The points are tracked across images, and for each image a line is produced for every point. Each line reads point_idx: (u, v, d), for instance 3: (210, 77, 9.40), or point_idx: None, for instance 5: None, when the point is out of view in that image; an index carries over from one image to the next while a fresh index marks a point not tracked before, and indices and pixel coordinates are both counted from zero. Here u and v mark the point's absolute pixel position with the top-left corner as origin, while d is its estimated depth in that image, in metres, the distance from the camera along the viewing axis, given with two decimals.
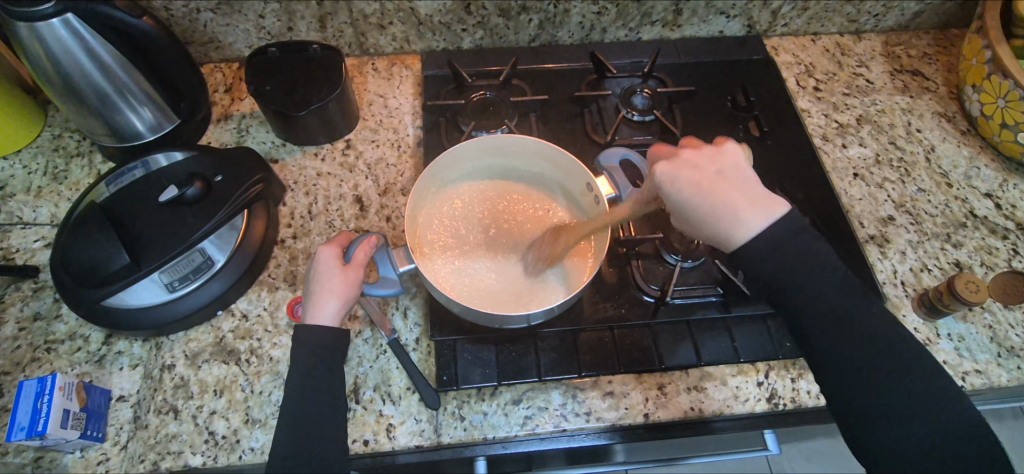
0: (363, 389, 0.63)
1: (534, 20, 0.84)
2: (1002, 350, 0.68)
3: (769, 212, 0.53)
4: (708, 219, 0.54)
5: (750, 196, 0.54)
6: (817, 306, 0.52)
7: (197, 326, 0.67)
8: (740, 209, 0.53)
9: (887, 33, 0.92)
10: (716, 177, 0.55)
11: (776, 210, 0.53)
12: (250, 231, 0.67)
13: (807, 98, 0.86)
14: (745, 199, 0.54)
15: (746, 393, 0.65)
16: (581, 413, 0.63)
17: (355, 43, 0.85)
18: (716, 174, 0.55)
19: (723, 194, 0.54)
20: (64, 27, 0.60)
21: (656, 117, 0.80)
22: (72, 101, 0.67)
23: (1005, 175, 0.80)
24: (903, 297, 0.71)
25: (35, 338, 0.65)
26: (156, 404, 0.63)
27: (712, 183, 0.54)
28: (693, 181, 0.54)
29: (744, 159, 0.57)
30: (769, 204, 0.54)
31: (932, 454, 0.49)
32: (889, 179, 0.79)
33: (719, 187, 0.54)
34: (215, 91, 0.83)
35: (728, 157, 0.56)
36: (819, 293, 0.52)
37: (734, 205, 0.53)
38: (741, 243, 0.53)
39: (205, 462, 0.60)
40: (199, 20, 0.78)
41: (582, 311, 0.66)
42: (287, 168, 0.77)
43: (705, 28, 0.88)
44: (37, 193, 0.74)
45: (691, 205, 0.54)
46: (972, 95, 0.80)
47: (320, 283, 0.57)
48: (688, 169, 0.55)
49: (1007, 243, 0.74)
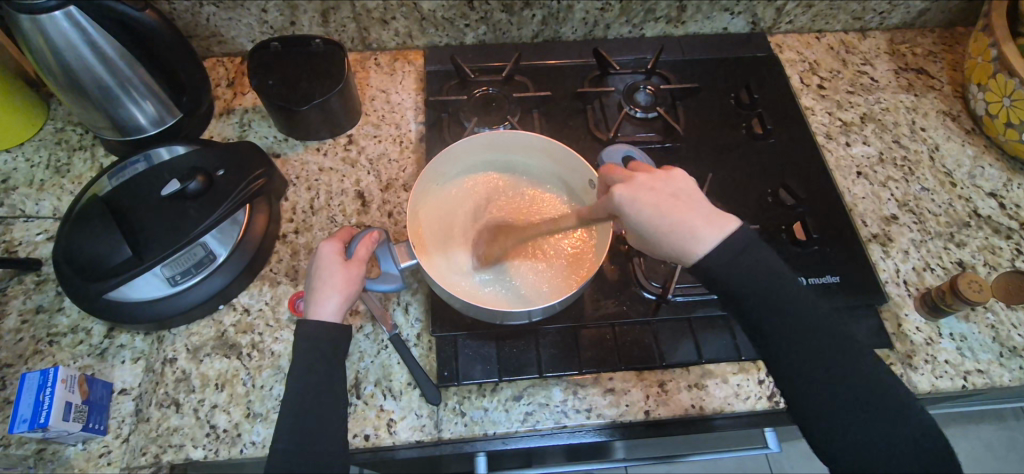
0: (364, 384, 0.63)
1: (538, 15, 0.84)
2: (1004, 350, 0.68)
3: (722, 227, 0.53)
4: (667, 239, 0.54)
5: (702, 213, 0.54)
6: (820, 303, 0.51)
7: (199, 320, 0.67)
8: (697, 229, 0.53)
9: (892, 31, 0.92)
10: (670, 197, 0.55)
11: (726, 226, 0.53)
12: (252, 225, 0.68)
13: (811, 96, 0.85)
14: (700, 219, 0.53)
15: (747, 391, 0.65)
16: (582, 410, 0.63)
17: (358, 38, 0.84)
18: (669, 193, 0.55)
19: (672, 217, 0.53)
20: (66, 19, 0.60)
21: (659, 115, 0.79)
22: (73, 94, 0.67)
23: (1009, 174, 0.79)
24: (905, 296, 0.71)
25: (38, 330, 0.66)
26: (157, 397, 0.63)
27: (667, 204, 0.54)
28: (652, 203, 0.54)
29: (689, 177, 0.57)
30: (721, 219, 0.54)
31: (932, 454, 0.48)
32: (893, 178, 0.79)
33: (669, 207, 0.54)
34: (218, 85, 0.83)
35: (680, 179, 0.56)
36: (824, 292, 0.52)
37: (689, 226, 0.53)
38: (697, 260, 0.53)
39: (206, 455, 0.60)
40: (201, 13, 0.77)
41: (583, 308, 0.66)
42: (289, 163, 0.77)
43: (709, 24, 0.88)
44: (39, 186, 0.74)
45: (650, 226, 0.54)
46: (977, 94, 0.79)
47: (322, 278, 0.57)
48: (643, 190, 0.55)
49: (1010, 243, 0.74)
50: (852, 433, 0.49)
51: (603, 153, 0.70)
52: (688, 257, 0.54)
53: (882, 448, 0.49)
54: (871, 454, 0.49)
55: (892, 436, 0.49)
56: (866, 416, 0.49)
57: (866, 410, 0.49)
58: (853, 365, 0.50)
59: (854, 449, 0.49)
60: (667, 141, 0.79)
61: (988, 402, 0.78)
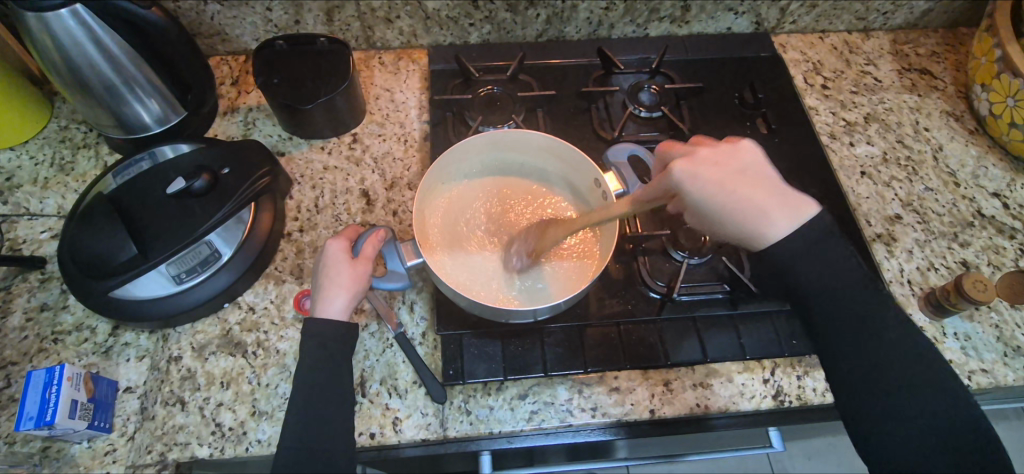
0: (369, 383, 0.63)
1: (543, 15, 0.84)
2: (1008, 349, 0.68)
3: (799, 214, 0.54)
4: (735, 218, 0.54)
5: (779, 199, 0.54)
6: (837, 302, 0.53)
7: (204, 318, 0.67)
8: (769, 209, 0.53)
9: (895, 31, 0.92)
10: (746, 178, 0.55)
11: (805, 213, 0.54)
12: (257, 223, 0.68)
13: (815, 96, 0.86)
14: (772, 198, 0.54)
15: (752, 390, 0.65)
16: (587, 409, 0.63)
17: (362, 37, 0.84)
18: (749, 174, 0.55)
19: (746, 203, 0.54)
20: (73, 17, 0.60)
21: (663, 113, 0.80)
22: (78, 92, 0.67)
23: (1013, 174, 0.79)
24: (909, 295, 0.71)
25: (43, 328, 0.66)
26: (163, 395, 0.63)
27: (742, 187, 0.54)
28: (716, 180, 0.54)
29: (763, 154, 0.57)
30: (798, 206, 0.54)
31: (946, 447, 0.49)
32: (897, 177, 0.79)
33: (750, 191, 0.54)
34: (222, 84, 0.82)
35: (747, 154, 0.56)
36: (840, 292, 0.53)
37: (760, 205, 0.53)
38: (769, 248, 0.54)
39: (212, 453, 0.60)
40: (206, 12, 0.77)
41: (588, 306, 0.66)
42: (293, 162, 0.77)
43: (713, 24, 0.88)
44: (44, 184, 0.74)
45: (723, 210, 0.54)
46: (981, 94, 0.79)
47: (328, 276, 0.57)
48: (711, 167, 0.55)
49: (1014, 243, 0.74)
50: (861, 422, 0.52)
51: (610, 153, 0.69)
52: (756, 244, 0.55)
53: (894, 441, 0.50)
54: (884, 447, 0.50)
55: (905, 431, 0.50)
56: (878, 411, 0.51)
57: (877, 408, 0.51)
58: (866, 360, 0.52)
59: (870, 437, 0.51)
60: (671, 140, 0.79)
61: (992, 402, 0.78)
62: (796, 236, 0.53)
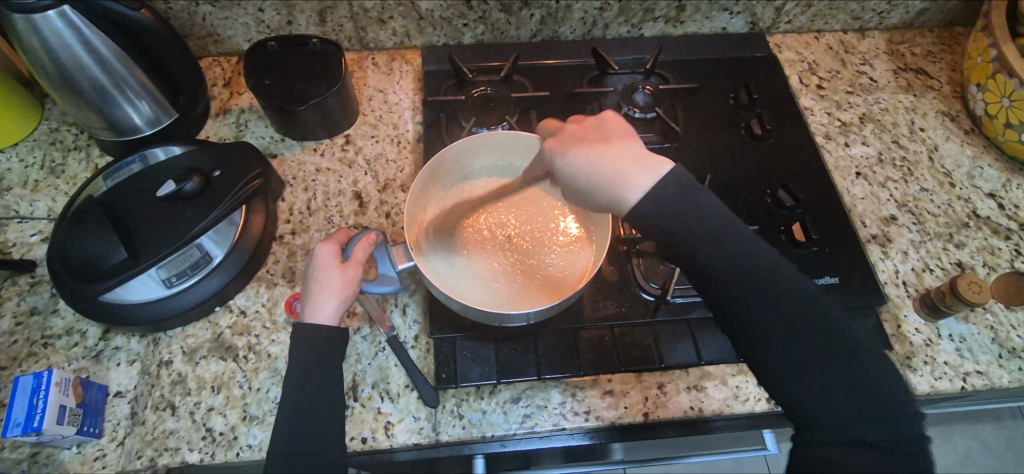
0: (362, 387, 0.63)
1: (536, 15, 0.83)
2: (1003, 351, 0.67)
3: (654, 170, 0.50)
4: (599, 188, 0.52)
5: (632, 156, 0.51)
6: (791, 296, 0.47)
7: (195, 322, 0.66)
8: (630, 174, 0.50)
9: (891, 31, 0.91)
10: (590, 142, 0.53)
11: (658, 170, 0.50)
12: (248, 226, 0.67)
13: (811, 97, 0.85)
14: (632, 163, 0.51)
15: (746, 393, 0.64)
16: (580, 412, 0.63)
17: (356, 37, 0.84)
18: (600, 138, 0.53)
19: (600, 163, 0.52)
20: (60, 19, 0.59)
21: (658, 115, 0.79)
22: (68, 94, 0.67)
23: (1008, 175, 0.79)
24: (905, 296, 0.71)
25: (32, 332, 0.65)
26: (153, 400, 0.62)
27: (596, 150, 0.53)
28: (585, 150, 0.53)
29: (628, 128, 0.55)
30: (654, 163, 0.51)
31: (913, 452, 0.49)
32: (892, 178, 0.79)
33: (596, 152, 0.52)
34: (214, 85, 0.82)
35: (608, 126, 0.55)
36: (786, 281, 0.48)
37: (619, 171, 0.51)
38: (632, 207, 0.50)
39: (202, 458, 0.60)
40: (197, 13, 0.77)
41: (582, 309, 0.66)
42: (286, 163, 0.77)
43: (708, 24, 0.88)
44: (34, 187, 0.73)
45: (583, 175, 0.53)
46: (976, 94, 0.79)
47: (318, 280, 0.56)
48: (574, 141, 0.54)
49: (1009, 244, 0.74)
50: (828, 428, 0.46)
51: None
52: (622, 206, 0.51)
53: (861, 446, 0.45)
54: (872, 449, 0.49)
55: (871, 432, 0.45)
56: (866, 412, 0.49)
57: (840, 413, 0.46)
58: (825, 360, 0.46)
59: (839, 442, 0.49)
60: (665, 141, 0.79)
61: (988, 403, 0.77)
62: (657, 197, 0.49)
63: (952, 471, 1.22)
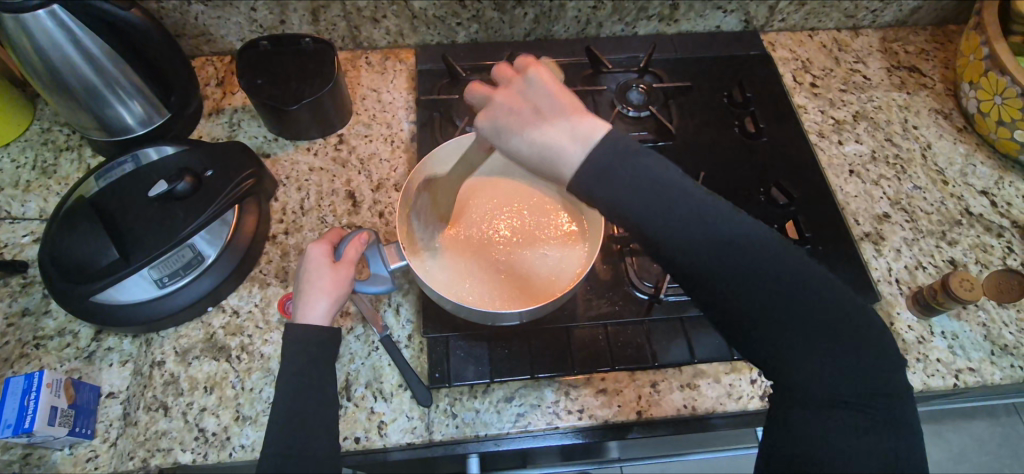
0: (355, 386, 0.63)
1: (530, 14, 0.83)
2: (995, 348, 0.68)
3: (589, 136, 0.45)
4: (540, 167, 0.46)
5: (565, 124, 0.45)
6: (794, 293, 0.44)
7: (187, 322, 0.66)
8: (564, 146, 0.45)
9: (884, 29, 0.92)
10: (525, 111, 0.48)
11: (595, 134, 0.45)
12: (241, 226, 0.67)
13: (804, 95, 0.85)
14: (565, 132, 0.45)
15: (740, 390, 0.65)
16: (574, 411, 0.63)
17: (349, 36, 0.84)
18: (539, 106, 0.47)
19: (532, 135, 0.46)
20: (50, 18, 0.59)
21: (651, 113, 0.79)
22: (59, 94, 0.66)
23: (1000, 172, 0.79)
24: (897, 294, 0.71)
25: (24, 333, 0.65)
26: (146, 400, 0.62)
27: (525, 122, 0.47)
28: (515, 127, 0.47)
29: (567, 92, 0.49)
30: (588, 127, 0.45)
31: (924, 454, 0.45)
32: (885, 176, 0.79)
33: (530, 121, 0.47)
34: (207, 84, 0.82)
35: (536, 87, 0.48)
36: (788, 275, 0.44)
37: (553, 143, 0.45)
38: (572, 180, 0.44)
39: (195, 459, 0.60)
40: (190, 12, 0.77)
41: (576, 307, 0.66)
42: (279, 163, 0.77)
43: (702, 23, 0.88)
44: (25, 187, 0.73)
45: (522, 147, 0.47)
46: (969, 92, 0.79)
47: (310, 281, 0.56)
48: (505, 110, 0.48)
49: (1002, 241, 0.74)
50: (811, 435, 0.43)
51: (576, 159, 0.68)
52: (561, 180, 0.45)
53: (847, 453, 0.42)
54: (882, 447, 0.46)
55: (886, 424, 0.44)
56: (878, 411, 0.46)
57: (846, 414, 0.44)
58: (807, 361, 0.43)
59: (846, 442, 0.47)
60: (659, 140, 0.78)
61: (981, 400, 0.77)
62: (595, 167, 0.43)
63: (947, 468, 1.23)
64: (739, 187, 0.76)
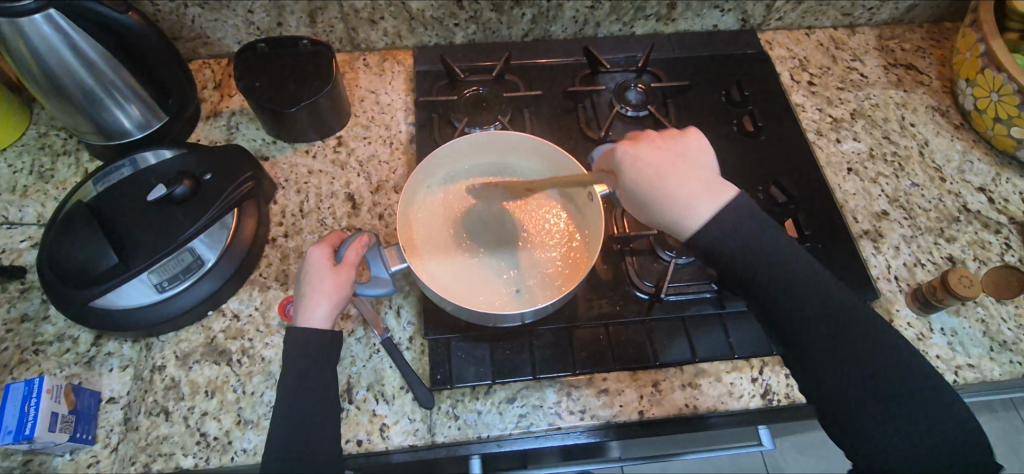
0: (356, 389, 0.63)
1: (528, 14, 0.83)
2: (994, 344, 0.68)
3: (721, 197, 0.55)
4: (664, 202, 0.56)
5: (704, 182, 0.56)
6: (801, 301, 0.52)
7: (188, 327, 0.66)
8: (693, 197, 0.55)
9: (880, 27, 0.92)
10: (672, 162, 0.57)
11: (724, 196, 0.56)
12: (240, 228, 0.67)
13: (802, 93, 0.86)
14: (699, 187, 0.56)
15: (741, 389, 0.65)
16: (576, 411, 0.63)
17: (347, 38, 0.83)
18: (683, 166, 0.57)
19: (671, 183, 0.56)
20: (47, 23, 0.59)
21: (650, 112, 0.79)
22: (56, 98, 0.66)
23: (998, 169, 0.80)
24: (896, 292, 0.71)
25: (23, 339, 0.65)
26: (146, 405, 0.62)
27: (667, 167, 0.57)
28: (653, 164, 0.58)
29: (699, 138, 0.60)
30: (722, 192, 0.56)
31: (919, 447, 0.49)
32: (883, 173, 0.79)
33: (670, 173, 0.57)
34: (204, 87, 0.82)
35: (691, 141, 0.59)
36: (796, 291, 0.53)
37: (686, 194, 0.56)
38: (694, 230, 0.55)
39: (197, 463, 0.60)
40: (186, 15, 0.76)
41: (576, 307, 0.66)
42: (277, 166, 0.77)
43: (699, 22, 0.88)
44: (22, 192, 0.73)
45: (673, 187, 0.56)
46: (966, 89, 0.80)
47: (311, 283, 0.56)
48: (646, 148, 0.58)
49: (1000, 237, 0.75)
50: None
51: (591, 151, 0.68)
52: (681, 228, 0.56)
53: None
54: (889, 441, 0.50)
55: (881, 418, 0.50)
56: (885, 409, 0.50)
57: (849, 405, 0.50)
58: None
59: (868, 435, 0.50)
60: None
61: (979, 395, 0.78)
62: (724, 220, 0.54)
63: None
64: (739, 186, 0.76)
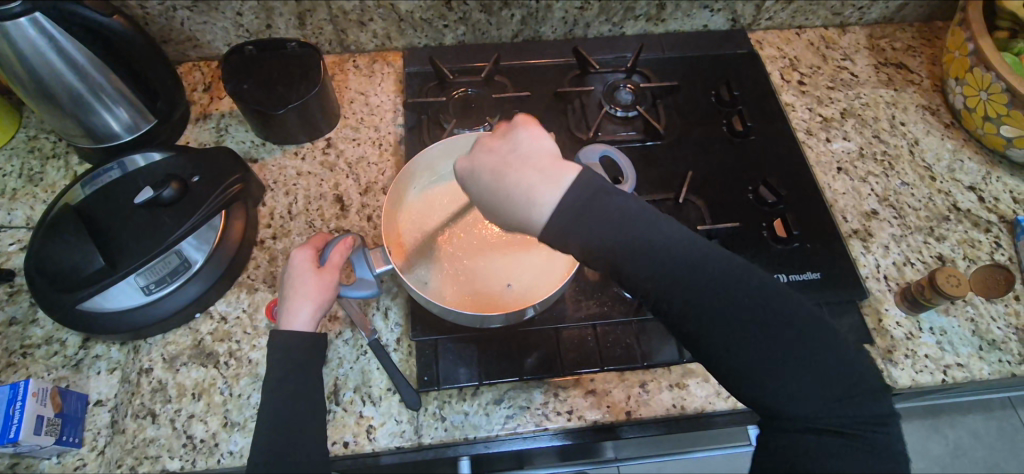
0: (343, 391, 0.63)
1: (517, 15, 0.83)
2: (983, 343, 0.68)
3: (559, 181, 0.45)
4: (506, 204, 0.46)
5: (535, 168, 0.45)
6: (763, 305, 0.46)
7: (175, 329, 0.66)
8: (533, 189, 0.44)
9: (871, 26, 0.92)
10: (507, 156, 0.47)
11: (567, 177, 0.45)
12: (228, 230, 0.67)
13: (792, 93, 0.85)
14: (536, 175, 0.45)
15: (729, 389, 0.64)
16: (563, 412, 0.63)
17: (336, 40, 0.84)
18: (519, 155, 0.47)
19: (508, 179, 0.46)
20: (33, 26, 0.59)
21: (639, 113, 0.79)
22: (43, 101, 0.66)
23: (988, 167, 0.79)
24: (886, 291, 0.71)
25: (11, 342, 0.65)
26: (133, 408, 0.62)
27: (505, 163, 0.47)
28: (489, 166, 0.48)
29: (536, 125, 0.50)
30: (561, 173, 0.45)
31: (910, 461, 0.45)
32: (873, 173, 0.79)
33: (507, 167, 0.46)
34: (194, 90, 0.82)
35: (525, 128, 0.49)
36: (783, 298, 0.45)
37: (525, 186, 0.45)
38: (547, 224, 0.44)
39: (183, 466, 0.60)
40: (175, 18, 0.77)
41: (564, 309, 0.66)
42: (266, 168, 0.77)
43: (690, 22, 0.88)
44: (11, 196, 0.73)
45: (511, 182, 0.46)
46: (956, 88, 0.79)
47: (295, 286, 0.56)
48: (483, 152, 0.49)
49: (990, 236, 0.74)
50: (794, 399, 0.44)
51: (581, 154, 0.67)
52: (534, 225, 0.45)
53: (823, 420, 0.44)
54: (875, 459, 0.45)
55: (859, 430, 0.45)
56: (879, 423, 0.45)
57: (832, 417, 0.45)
58: (818, 339, 0.44)
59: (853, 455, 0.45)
60: (647, 140, 0.79)
61: (970, 393, 0.78)
62: (567, 207, 0.44)
63: (943, 464, 1.23)
64: (728, 187, 0.76)
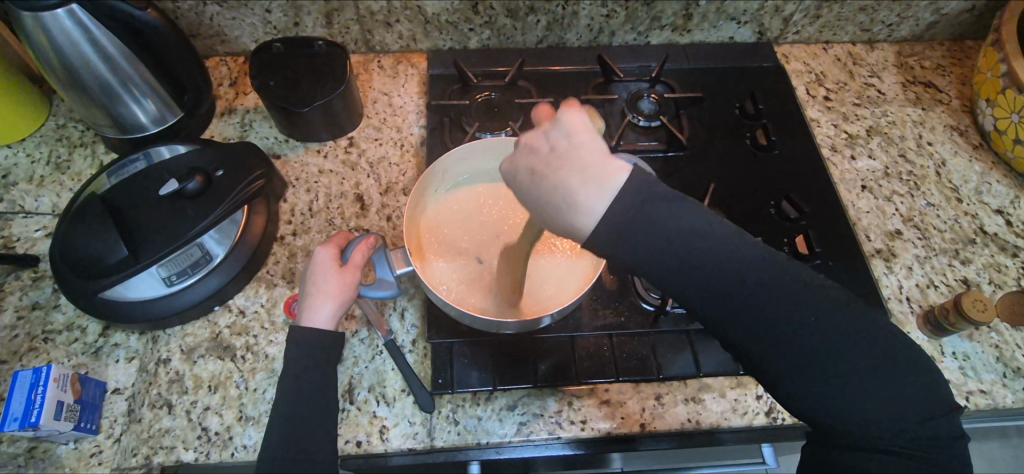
0: (358, 390, 0.63)
1: (543, 21, 0.83)
2: (1008, 370, 0.66)
3: (603, 183, 0.44)
4: (546, 199, 0.45)
5: (579, 168, 0.44)
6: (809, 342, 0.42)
7: (195, 321, 0.66)
8: (568, 186, 0.44)
9: (899, 43, 0.91)
10: (549, 154, 0.46)
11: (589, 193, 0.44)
12: (249, 225, 0.67)
13: (817, 108, 0.85)
14: (575, 176, 0.44)
15: (745, 406, 0.64)
16: (576, 422, 0.62)
17: (362, 40, 0.84)
18: (587, 162, 0.44)
19: (553, 180, 0.45)
20: (68, 17, 0.60)
21: (662, 123, 0.79)
22: (74, 91, 0.67)
23: (1017, 191, 0.78)
24: (908, 313, 0.70)
25: (34, 327, 0.65)
26: (150, 398, 0.63)
27: (546, 165, 0.45)
28: (531, 167, 0.46)
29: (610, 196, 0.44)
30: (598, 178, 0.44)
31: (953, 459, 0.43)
32: (899, 192, 0.78)
33: (546, 168, 0.45)
34: (220, 84, 0.83)
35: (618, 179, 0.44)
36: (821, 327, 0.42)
37: (562, 184, 0.44)
38: (591, 228, 0.43)
39: (197, 458, 0.60)
40: (205, 13, 0.77)
41: (581, 317, 0.66)
42: (288, 164, 0.77)
43: (716, 33, 0.87)
44: (39, 182, 0.74)
45: (529, 197, 0.47)
46: (986, 109, 0.78)
47: (316, 284, 0.57)
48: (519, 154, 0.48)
49: (1017, 261, 0.73)
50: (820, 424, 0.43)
51: None
52: (580, 230, 0.45)
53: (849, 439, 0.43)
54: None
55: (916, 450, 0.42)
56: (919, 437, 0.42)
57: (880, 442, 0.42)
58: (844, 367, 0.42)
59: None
60: (669, 150, 0.78)
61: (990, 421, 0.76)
62: (613, 211, 0.43)
63: None
64: (752, 201, 0.76)
